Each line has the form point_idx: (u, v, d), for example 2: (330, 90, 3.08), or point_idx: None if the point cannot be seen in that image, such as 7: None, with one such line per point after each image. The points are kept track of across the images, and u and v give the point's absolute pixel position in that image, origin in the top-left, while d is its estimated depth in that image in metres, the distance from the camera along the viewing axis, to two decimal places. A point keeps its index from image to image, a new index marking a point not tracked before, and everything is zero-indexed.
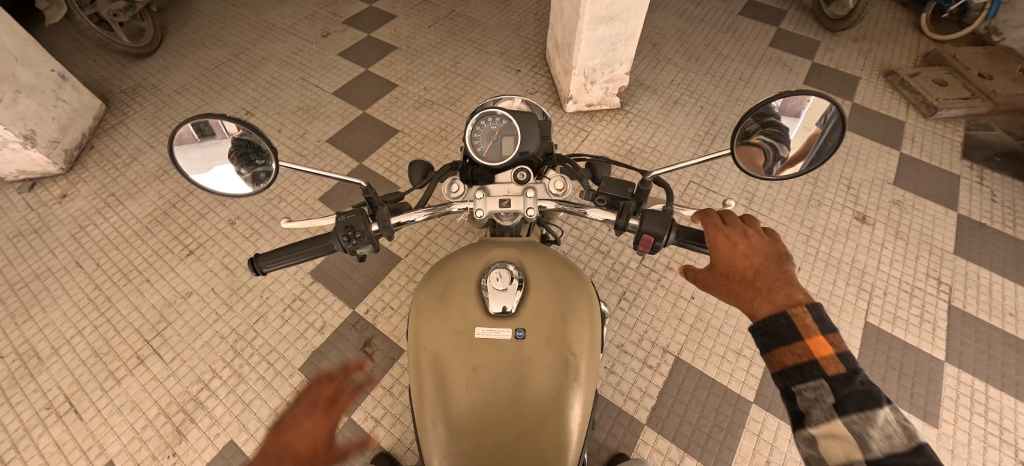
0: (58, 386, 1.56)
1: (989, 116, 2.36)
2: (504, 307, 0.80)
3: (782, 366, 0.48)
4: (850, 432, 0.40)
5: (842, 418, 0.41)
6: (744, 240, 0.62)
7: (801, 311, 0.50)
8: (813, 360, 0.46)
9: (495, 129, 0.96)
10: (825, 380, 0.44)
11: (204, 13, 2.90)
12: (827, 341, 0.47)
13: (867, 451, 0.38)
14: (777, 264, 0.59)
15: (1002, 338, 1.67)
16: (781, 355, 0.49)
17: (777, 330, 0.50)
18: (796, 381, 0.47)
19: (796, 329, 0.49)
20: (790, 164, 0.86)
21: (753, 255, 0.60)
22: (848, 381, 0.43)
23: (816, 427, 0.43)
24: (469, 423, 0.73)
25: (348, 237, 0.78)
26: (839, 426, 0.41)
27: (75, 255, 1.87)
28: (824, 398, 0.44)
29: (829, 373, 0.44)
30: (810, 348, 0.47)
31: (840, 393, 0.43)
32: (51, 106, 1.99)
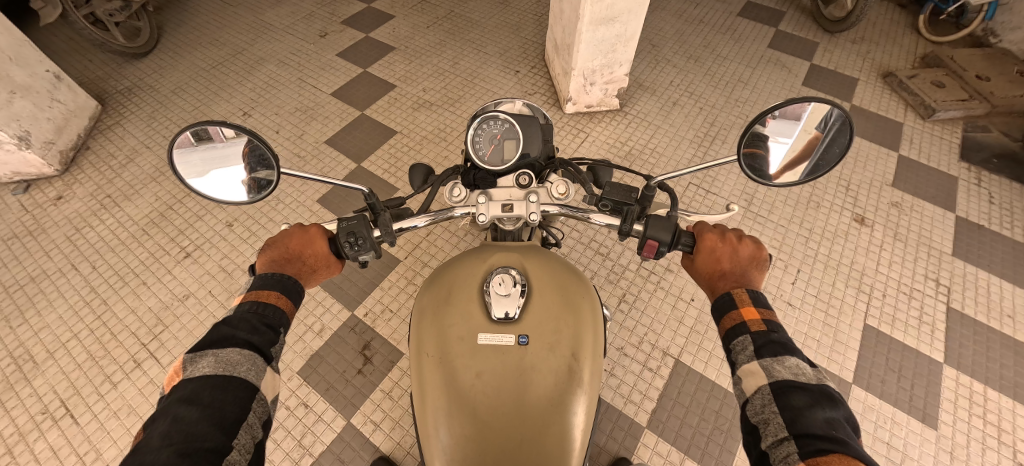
0: (54, 390, 1.55)
1: (986, 118, 2.37)
2: (508, 312, 0.79)
3: (723, 330, 0.64)
4: (762, 367, 0.55)
5: (757, 359, 0.56)
6: (724, 246, 0.75)
7: (740, 291, 0.67)
8: (744, 322, 0.62)
9: (497, 132, 0.95)
10: (750, 335, 0.59)
11: (201, 12, 2.88)
12: (756, 310, 0.63)
13: (773, 378, 0.53)
14: (744, 269, 0.74)
15: (1001, 339, 1.67)
16: (723, 323, 0.64)
17: (722, 307, 0.66)
18: (730, 337, 0.62)
19: (735, 303, 0.65)
20: (791, 168, 0.87)
21: (725, 259, 0.74)
22: (765, 335, 0.59)
23: (741, 366, 0.57)
24: (472, 429, 0.72)
25: (350, 243, 0.76)
26: (755, 364, 0.56)
27: (71, 257, 1.86)
28: (747, 347, 0.58)
29: (752, 330, 0.60)
30: (743, 315, 0.63)
31: (758, 343, 0.58)
32: (45, 107, 1.97)
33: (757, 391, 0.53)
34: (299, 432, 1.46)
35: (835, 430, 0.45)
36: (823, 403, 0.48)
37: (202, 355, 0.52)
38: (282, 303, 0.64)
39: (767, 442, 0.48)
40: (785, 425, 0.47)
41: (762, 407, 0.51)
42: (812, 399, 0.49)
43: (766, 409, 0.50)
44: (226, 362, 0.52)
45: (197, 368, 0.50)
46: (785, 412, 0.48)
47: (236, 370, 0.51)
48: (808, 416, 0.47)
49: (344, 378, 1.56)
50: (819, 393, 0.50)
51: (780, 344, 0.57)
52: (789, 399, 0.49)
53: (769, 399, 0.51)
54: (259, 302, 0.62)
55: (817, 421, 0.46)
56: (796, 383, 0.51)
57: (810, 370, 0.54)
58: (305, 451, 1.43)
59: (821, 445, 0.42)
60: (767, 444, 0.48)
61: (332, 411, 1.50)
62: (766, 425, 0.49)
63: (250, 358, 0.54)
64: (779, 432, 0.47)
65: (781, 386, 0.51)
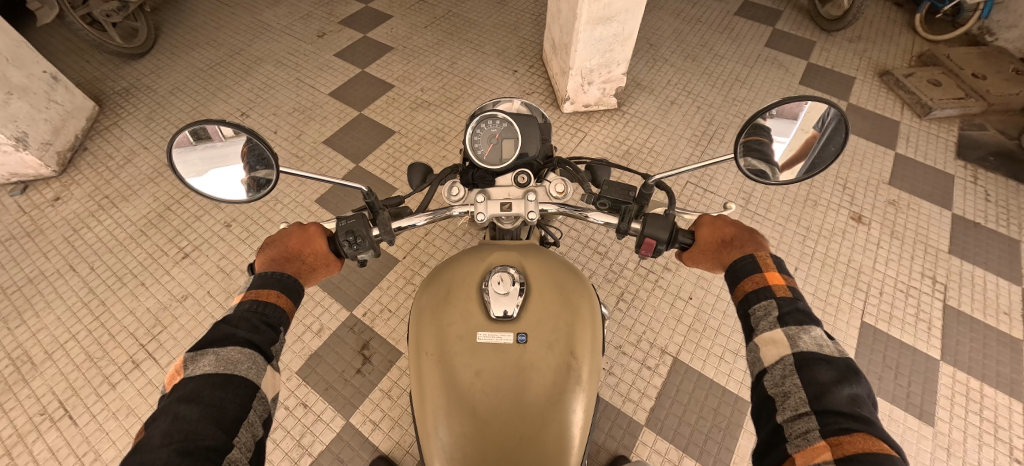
0: (52, 390, 1.54)
1: (982, 116, 2.38)
2: (506, 311, 0.79)
3: (745, 294, 0.64)
4: (786, 336, 0.55)
5: (782, 328, 0.56)
6: (723, 218, 0.78)
7: (763, 255, 0.67)
8: (767, 286, 0.62)
9: (495, 132, 0.95)
10: (775, 299, 0.60)
11: (198, 13, 2.88)
12: (780, 275, 0.64)
13: (796, 349, 0.52)
14: (749, 232, 0.74)
15: (997, 336, 1.68)
16: (744, 285, 0.65)
17: (744, 270, 0.67)
18: (752, 302, 0.62)
19: (758, 267, 0.65)
20: (788, 168, 0.87)
21: (729, 226, 0.76)
22: (792, 301, 0.59)
23: (760, 334, 0.58)
24: (471, 428, 0.72)
25: (350, 242, 0.76)
26: (779, 332, 0.56)
27: (69, 258, 1.85)
28: (770, 313, 0.59)
29: (778, 295, 0.61)
30: (767, 279, 0.63)
31: (784, 310, 0.58)
32: (42, 108, 1.97)
33: (778, 362, 0.53)
34: (299, 431, 1.46)
35: (859, 409, 0.45)
36: (848, 379, 0.48)
37: (203, 353, 0.52)
38: (282, 302, 0.65)
39: (787, 416, 0.48)
40: (807, 398, 0.47)
41: (782, 379, 0.51)
42: (836, 375, 0.49)
43: (788, 382, 0.50)
44: (226, 361, 0.52)
45: (197, 367, 0.50)
46: (809, 386, 0.48)
47: (236, 368, 0.51)
48: (832, 392, 0.47)
49: (344, 377, 1.56)
50: (843, 366, 0.50)
51: (804, 313, 0.57)
52: (813, 372, 0.49)
53: (791, 371, 0.51)
54: (259, 301, 0.62)
55: (841, 399, 0.46)
56: (821, 355, 0.51)
57: (831, 341, 0.55)
58: (304, 451, 1.43)
59: (846, 425, 0.43)
60: (785, 417, 0.48)
61: (331, 410, 1.50)
62: (786, 398, 0.49)
63: (250, 356, 0.54)
64: (800, 407, 0.47)
65: (806, 357, 0.51)
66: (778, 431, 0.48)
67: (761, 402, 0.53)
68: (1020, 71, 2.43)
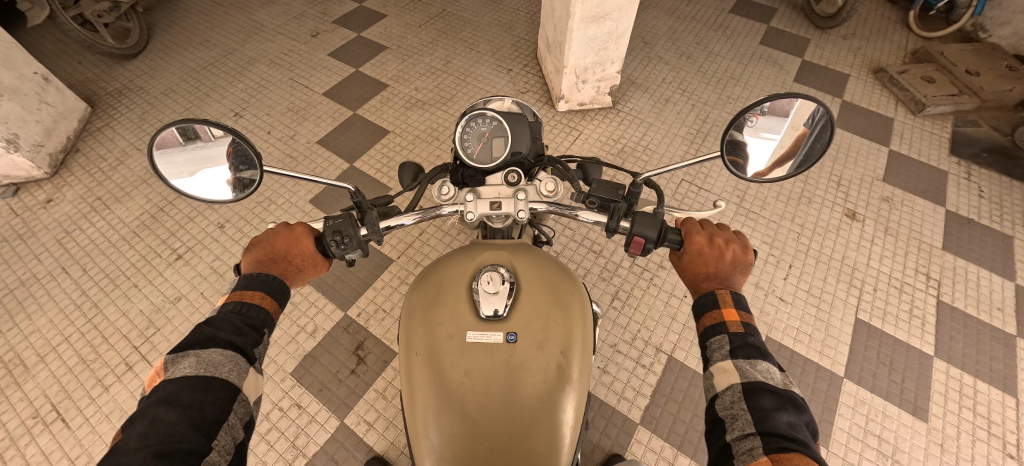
0: (45, 394, 1.54)
1: (976, 112, 2.39)
2: (496, 310, 0.79)
3: (704, 326, 0.64)
4: (736, 367, 0.55)
5: (731, 359, 0.57)
6: (713, 246, 0.75)
7: (723, 292, 0.66)
8: (722, 322, 0.62)
9: (485, 130, 0.95)
10: (727, 335, 0.60)
11: (192, 12, 2.87)
12: (736, 312, 0.63)
13: (746, 378, 0.53)
14: (728, 273, 0.74)
15: (991, 332, 1.69)
16: (702, 320, 0.65)
17: (702, 303, 0.67)
18: (708, 335, 0.62)
19: (717, 302, 0.65)
20: (780, 163, 0.87)
21: (711, 263, 0.74)
22: (743, 337, 0.59)
23: (714, 363, 0.58)
24: (461, 428, 0.72)
25: (337, 242, 0.76)
26: (729, 362, 0.56)
27: (61, 260, 1.84)
28: (723, 346, 0.59)
29: (731, 331, 0.60)
30: (723, 315, 0.63)
31: (735, 344, 0.58)
32: (34, 109, 1.96)
33: (728, 388, 0.54)
34: (292, 432, 1.45)
35: (797, 433, 0.46)
36: (788, 407, 0.49)
37: (184, 355, 0.52)
38: (267, 304, 0.64)
39: (733, 436, 0.49)
40: (752, 421, 0.48)
41: (731, 403, 0.52)
42: (778, 402, 0.50)
43: (736, 406, 0.51)
44: (206, 362, 0.51)
45: (178, 369, 0.50)
46: (754, 410, 0.49)
47: (217, 371, 0.51)
48: (773, 417, 0.48)
49: (338, 378, 1.56)
50: (786, 396, 0.51)
51: (755, 347, 0.57)
52: (757, 399, 0.50)
53: (739, 397, 0.51)
54: (242, 303, 0.62)
55: (781, 423, 0.47)
56: (767, 385, 0.52)
57: (780, 374, 0.55)
58: (298, 452, 1.42)
59: (786, 444, 0.44)
60: (732, 437, 0.49)
61: (325, 411, 1.49)
62: (734, 420, 0.50)
63: (233, 359, 0.54)
64: (746, 428, 0.48)
65: (753, 386, 0.52)
66: (724, 450, 0.49)
67: (711, 425, 0.54)
68: (1013, 67, 2.44)
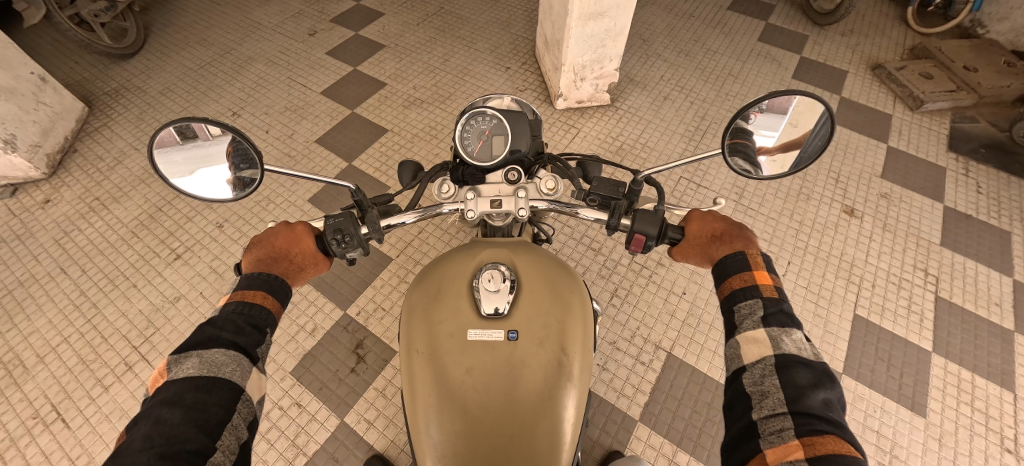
0: (44, 394, 1.54)
1: (975, 109, 2.40)
2: (497, 308, 0.79)
3: (732, 289, 0.64)
4: (769, 337, 0.55)
5: (764, 328, 0.56)
6: (713, 212, 0.78)
7: (755, 254, 0.67)
8: (755, 285, 0.62)
9: (485, 129, 0.95)
10: (761, 299, 0.60)
11: (188, 11, 2.86)
12: (768, 275, 0.64)
13: (779, 350, 0.53)
14: (739, 226, 0.74)
15: (989, 327, 1.69)
16: (731, 281, 0.65)
17: (730, 265, 0.67)
18: (738, 299, 0.62)
19: (748, 265, 0.65)
20: (791, 145, 0.84)
21: (719, 220, 0.76)
22: (777, 303, 0.60)
23: (743, 331, 0.58)
24: (462, 425, 0.72)
25: (338, 240, 0.76)
26: (761, 332, 0.56)
27: (60, 261, 1.84)
28: (755, 312, 0.59)
29: (765, 295, 0.61)
30: (755, 277, 0.63)
31: (768, 310, 0.59)
32: (31, 110, 1.95)
33: (759, 361, 0.53)
34: (293, 431, 1.46)
35: (830, 413, 0.46)
36: (823, 383, 0.49)
37: (187, 356, 0.52)
38: (269, 304, 0.64)
39: (761, 414, 0.48)
40: (785, 400, 0.48)
41: (761, 378, 0.52)
42: (813, 379, 0.50)
43: (767, 382, 0.51)
44: (209, 363, 0.51)
45: (181, 369, 0.50)
46: (787, 388, 0.49)
47: (220, 371, 0.51)
48: (807, 395, 0.48)
49: (338, 376, 1.56)
50: (820, 371, 0.51)
51: (787, 315, 0.58)
52: (791, 375, 0.50)
53: (771, 372, 0.51)
54: (245, 303, 0.62)
55: (815, 401, 0.47)
56: (800, 358, 0.52)
57: (810, 344, 0.56)
58: (299, 451, 1.43)
59: (820, 426, 0.44)
60: (760, 415, 0.48)
61: (325, 410, 1.50)
62: (764, 397, 0.50)
63: (235, 359, 0.54)
64: (777, 407, 0.48)
65: (787, 359, 0.52)
66: (750, 427, 0.48)
67: (735, 398, 0.54)
68: (1012, 63, 2.44)
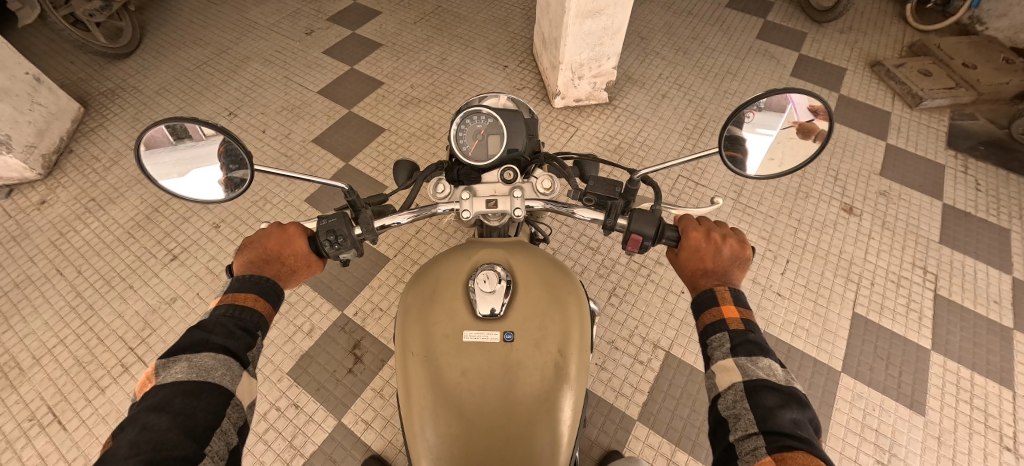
0: (41, 396, 1.53)
1: (974, 106, 2.39)
2: (492, 309, 0.78)
3: (702, 325, 0.63)
4: (737, 365, 0.55)
5: (733, 356, 0.56)
6: (709, 244, 0.75)
7: (722, 288, 0.65)
8: (722, 320, 0.61)
9: (481, 127, 0.95)
10: (728, 332, 0.59)
11: (184, 11, 2.84)
12: (736, 309, 0.62)
13: (746, 376, 0.53)
14: (726, 269, 0.74)
15: (988, 325, 1.69)
16: (701, 318, 0.64)
17: (701, 300, 0.66)
18: (708, 333, 0.61)
19: (716, 300, 0.64)
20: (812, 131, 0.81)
21: (710, 258, 0.74)
22: (743, 334, 0.59)
23: (716, 362, 0.58)
24: (458, 428, 0.71)
25: (331, 241, 0.75)
26: (729, 360, 0.56)
27: (55, 262, 1.83)
28: (724, 344, 0.59)
29: (730, 328, 0.60)
30: (722, 312, 0.62)
31: (735, 342, 0.58)
32: (26, 110, 1.94)
33: (729, 387, 0.53)
34: (290, 432, 1.45)
35: (800, 431, 0.46)
36: (792, 404, 0.49)
37: (175, 360, 0.51)
38: (260, 306, 0.64)
39: (736, 436, 0.48)
40: (756, 421, 0.48)
41: (733, 403, 0.52)
42: (781, 400, 0.49)
43: (738, 405, 0.51)
44: (199, 367, 0.51)
45: (170, 374, 0.49)
46: (756, 409, 0.49)
47: (210, 375, 0.51)
48: (776, 415, 0.48)
49: (335, 377, 1.55)
50: (789, 393, 0.51)
51: (755, 344, 0.57)
52: (761, 397, 0.50)
53: (741, 396, 0.51)
54: (235, 306, 0.61)
55: (784, 421, 0.47)
56: (769, 382, 0.52)
57: (781, 370, 0.55)
58: (296, 452, 1.42)
59: (789, 442, 0.44)
60: (736, 437, 0.49)
61: (322, 410, 1.49)
62: (737, 420, 0.50)
63: (225, 363, 0.53)
64: (750, 427, 0.48)
65: (755, 384, 0.52)
66: (728, 451, 0.49)
67: (713, 425, 0.54)
68: (1011, 59, 2.43)
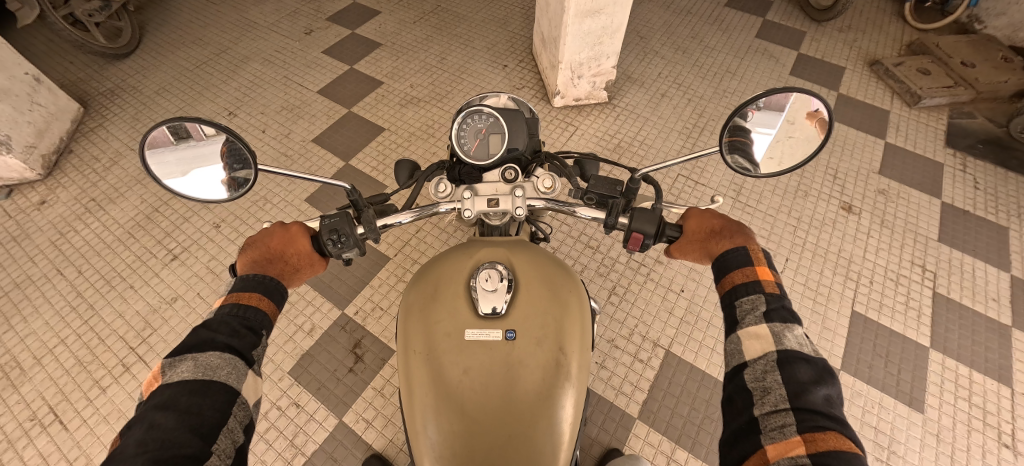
0: (42, 396, 1.53)
1: (972, 104, 2.40)
2: (494, 307, 0.79)
3: (733, 285, 0.64)
4: (771, 333, 0.55)
5: (767, 324, 0.56)
6: (710, 209, 0.78)
7: (757, 250, 0.68)
8: (757, 280, 0.62)
9: (481, 127, 0.95)
10: (764, 295, 0.60)
11: (183, 10, 2.84)
12: (770, 272, 0.64)
13: (780, 346, 0.53)
14: (737, 222, 0.74)
15: (986, 323, 1.69)
16: (733, 275, 0.65)
17: (733, 258, 0.67)
18: (740, 294, 0.62)
19: (750, 260, 0.66)
20: (822, 120, 0.80)
21: (716, 215, 0.76)
22: (779, 299, 0.60)
23: (746, 327, 0.58)
24: (460, 425, 0.72)
25: (333, 240, 0.75)
26: (763, 328, 0.56)
27: (56, 262, 1.83)
28: (758, 306, 0.59)
29: (766, 291, 0.61)
30: (757, 273, 0.64)
31: (770, 306, 0.59)
32: (25, 110, 1.94)
33: (761, 357, 0.53)
34: (291, 431, 1.45)
35: (832, 409, 0.47)
36: (825, 379, 0.49)
37: (181, 360, 0.51)
38: (264, 305, 0.64)
39: (763, 410, 0.48)
40: (787, 397, 0.48)
41: (763, 374, 0.52)
42: (815, 374, 0.50)
43: (769, 378, 0.51)
44: (205, 365, 0.51)
45: (176, 373, 0.50)
46: (790, 383, 0.49)
47: (216, 374, 0.51)
48: (810, 391, 0.48)
49: (336, 376, 1.55)
50: (821, 366, 0.51)
51: (789, 311, 0.58)
52: (794, 371, 0.50)
53: (773, 368, 0.51)
54: (240, 305, 0.62)
55: (817, 398, 0.47)
56: (802, 354, 0.52)
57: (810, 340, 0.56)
58: (298, 451, 1.42)
59: (822, 422, 0.44)
60: (762, 411, 0.48)
61: (323, 409, 1.49)
62: (766, 394, 0.50)
63: (231, 361, 0.54)
64: (779, 403, 0.47)
65: (789, 355, 0.52)
66: (751, 423, 0.48)
67: (735, 393, 0.53)
68: (1009, 58, 2.44)
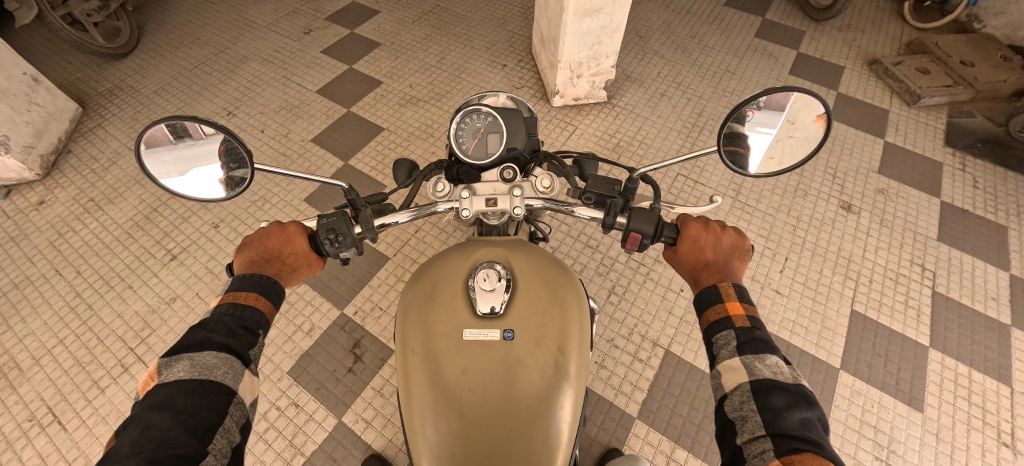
0: (40, 397, 1.53)
1: (971, 103, 2.40)
2: (492, 307, 0.79)
3: (708, 323, 0.64)
4: (743, 364, 0.55)
5: (739, 356, 0.56)
6: (709, 235, 0.76)
7: (726, 285, 0.66)
8: (727, 317, 0.62)
9: (480, 126, 0.95)
10: (734, 330, 0.60)
11: (182, 10, 2.83)
12: (740, 306, 0.63)
13: (753, 376, 0.53)
14: (727, 260, 0.75)
15: (986, 322, 1.69)
16: (706, 314, 0.65)
17: (705, 296, 0.67)
18: (713, 331, 0.62)
19: (720, 297, 0.65)
20: (821, 122, 0.80)
21: (709, 249, 0.76)
22: (749, 332, 0.59)
23: (721, 361, 0.58)
24: (458, 426, 0.72)
25: (331, 239, 0.75)
26: (735, 360, 0.56)
27: (54, 262, 1.83)
28: (729, 342, 0.59)
29: (736, 326, 0.60)
30: (728, 309, 0.63)
31: (742, 340, 0.58)
32: (23, 110, 1.93)
33: (737, 388, 0.54)
34: (290, 431, 1.45)
35: (809, 432, 0.46)
36: (800, 404, 0.50)
37: (177, 359, 0.51)
38: (261, 305, 0.64)
39: (743, 439, 0.49)
40: (763, 424, 0.48)
41: (740, 404, 0.52)
42: (790, 400, 0.50)
43: (746, 407, 0.51)
44: (201, 365, 0.51)
45: (171, 373, 0.49)
46: (764, 411, 0.49)
47: (212, 374, 0.51)
48: (784, 416, 0.48)
49: (335, 376, 1.55)
50: (796, 393, 0.51)
51: (762, 342, 0.58)
52: (767, 398, 0.50)
53: (748, 398, 0.52)
54: (237, 304, 0.62)
55: (792, 422, 0.47)
56: (775, 382, 0.52)
57: (787, 367, 0.56)
58: (297, 451, 1.42)
59: (797, 445, 0.44)
60: (743, 440, 0.49)
61: (322, 409, 1.49)
62: (743, 422, 0.50)
63: (227, 361, 0.53)
64: (756, 429, 0.48)
65: (763, 384, 0.52)
66: (736, 454, 0.49)
67: (722, 427, 0.54)
68: (1008, 57, 2.44)
